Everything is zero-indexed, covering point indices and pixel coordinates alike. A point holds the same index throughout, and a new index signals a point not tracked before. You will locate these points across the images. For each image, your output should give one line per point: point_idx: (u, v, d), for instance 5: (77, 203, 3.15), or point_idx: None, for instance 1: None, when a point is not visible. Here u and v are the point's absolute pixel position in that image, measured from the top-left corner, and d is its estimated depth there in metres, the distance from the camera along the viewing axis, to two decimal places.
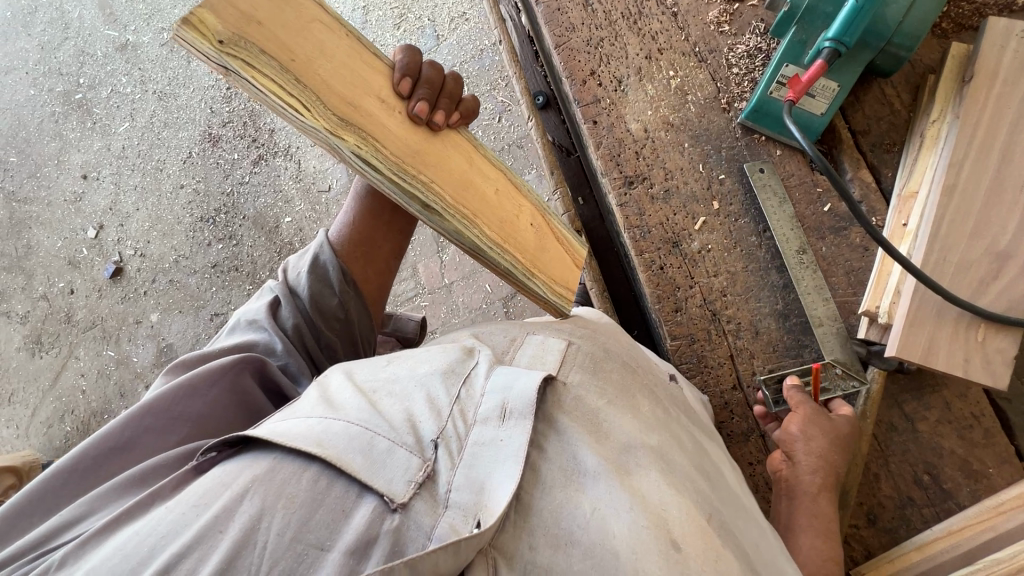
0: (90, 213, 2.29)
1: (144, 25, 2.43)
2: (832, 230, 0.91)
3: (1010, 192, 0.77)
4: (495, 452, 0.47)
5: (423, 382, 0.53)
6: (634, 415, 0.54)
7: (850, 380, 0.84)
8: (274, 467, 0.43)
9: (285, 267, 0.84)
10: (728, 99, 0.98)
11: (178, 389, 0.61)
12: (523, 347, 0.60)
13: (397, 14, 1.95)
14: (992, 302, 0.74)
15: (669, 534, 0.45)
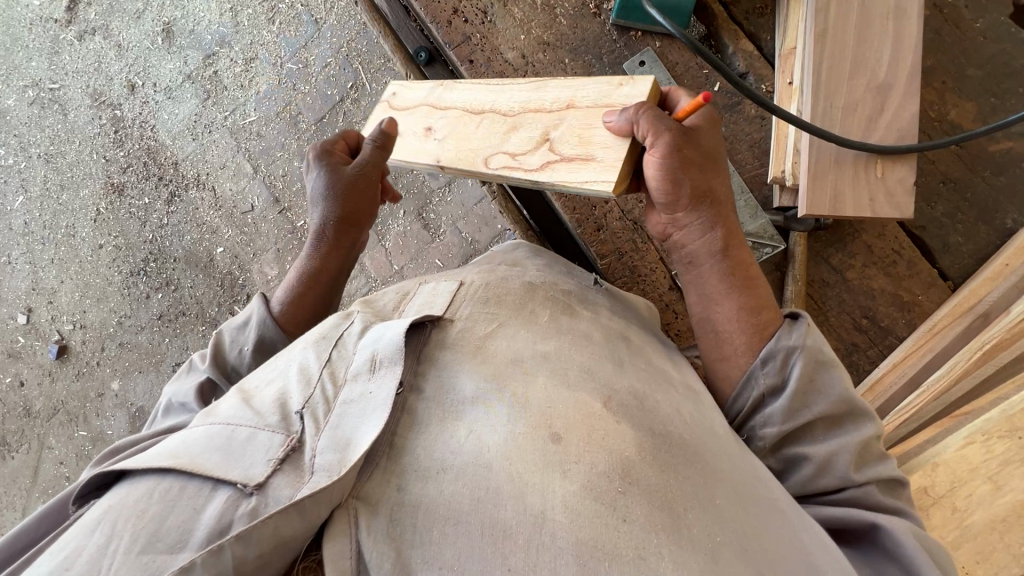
0: (14, 299, 2.16)
1: (5, 88, 2.24)
2: (727, 108, 0.90)
3: (878, 22, 0.76)
4: (363, 405, 0.47)
5: (298, 361, 0.54)
6: (531, 329, 0.57)
7: (764, 247, 0.84)
8: (128, 492, 0.41)
9: (214, 341, 0.76)
10: (596, 2, 0.94)
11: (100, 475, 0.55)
12: (416, 297, 0.63)
13: (268, 7, 1.96)
14: (882, 135, 0.75)
15: (551, 428, 0.46)
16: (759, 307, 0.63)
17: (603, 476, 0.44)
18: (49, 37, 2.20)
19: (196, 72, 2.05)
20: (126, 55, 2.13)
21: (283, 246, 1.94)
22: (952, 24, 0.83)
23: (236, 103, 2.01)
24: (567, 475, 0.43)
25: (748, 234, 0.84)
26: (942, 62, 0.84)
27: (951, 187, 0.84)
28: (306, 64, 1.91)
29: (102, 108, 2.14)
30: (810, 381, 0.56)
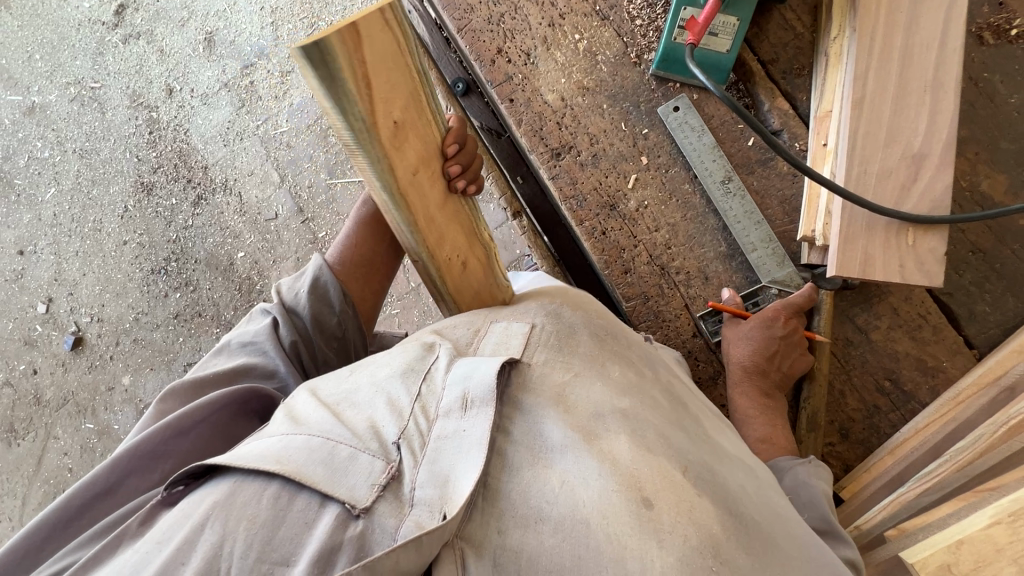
0: (36, 288, 2.20)
1: (48, 84, 2.31)
2: (760, 163, 0.91)
3: (916, 94, 0.78)
4: (457, 442, 0.48)
5: (384, 386, 0.54)
6: (604, 382, 0.56)
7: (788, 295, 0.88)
8: (234, 490, 0.44)
9: (278, 288, 0.83)
10: (637, 52, 0.97)
11: (164, 429, 0.60)
12: (489, 335, 0.61)
13: (308, 23, 2.05)
14: (915, 205, 0.76)
15: (641, 492, 0.46)
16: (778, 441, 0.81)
17: (696, 552, 0.44)
18: (95, 38, 2.28)
19: (233, 81, 2.12)
20: (167, 60, 2.20)
21: (303, 255, 1.98)
22: (986, 98, 0.85)
23: (269, 113, 2.07)
24: (664, 545, 0.44)
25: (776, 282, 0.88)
26: (976, 134, 0.85)
27: (980, 256, 0.85)
28: None
29: (140, 109, 2.21)
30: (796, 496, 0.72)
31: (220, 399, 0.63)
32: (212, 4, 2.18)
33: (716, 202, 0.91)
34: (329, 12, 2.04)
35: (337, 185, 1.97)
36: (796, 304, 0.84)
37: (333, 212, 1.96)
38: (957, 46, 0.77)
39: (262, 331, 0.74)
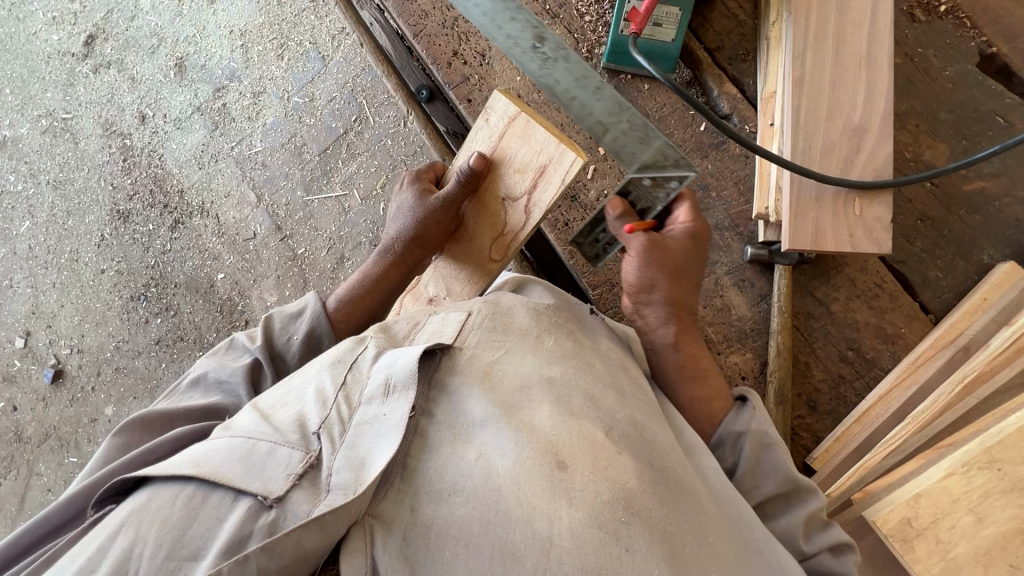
0: (13, 323, 2.18)
1: (19, 117, 2.31)
2: (712, 146, 0.94)
3: (851, 70, 0.81)
4: (377, 426, 0.49)
5: (313, 383, 0.56)
6: (536, 354, 0.59)
7: (662, 187, 0.67)
8: (150, 498, 0.44)
9: (266, 322, 0.83)
10: (588, 47, 0.99)
11: (127, 463, 0.58)
12: (425, 326, 0.64)
13: (278, 45, 2.05)
14: (861, 171, 0.79)
15: (556, 455, 0.48)
16: (722, 399, 0.69)
17: (606, 505, 0.46)
18: (66, 70, 2.29)
19: (205, 104, 2.13)
20: (139, 87, 2.21)
21: (283, 272, 1.98)
22: (923, 72, 0.88)
23: (243, 134, 2.08)
24: (573, 502, 0.45)
25: (646, 168, 0.66)
26: (915, 106, 0.88)
27: (929, 224, 0.87)
28: (311, 99, 1.99)
29: (113, 137, 2.21)
30: (756, 464, 0.63)
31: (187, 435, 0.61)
32: (180, 30, 2.19)
33: None
34: (298, 32, 2.03)
35: (314, 201, 1.97)
36: (690, 228, 0.70)
37: (311, 228, 1.96)
38: (886, 23, 0.81)
39: (237, 372, 0.72)
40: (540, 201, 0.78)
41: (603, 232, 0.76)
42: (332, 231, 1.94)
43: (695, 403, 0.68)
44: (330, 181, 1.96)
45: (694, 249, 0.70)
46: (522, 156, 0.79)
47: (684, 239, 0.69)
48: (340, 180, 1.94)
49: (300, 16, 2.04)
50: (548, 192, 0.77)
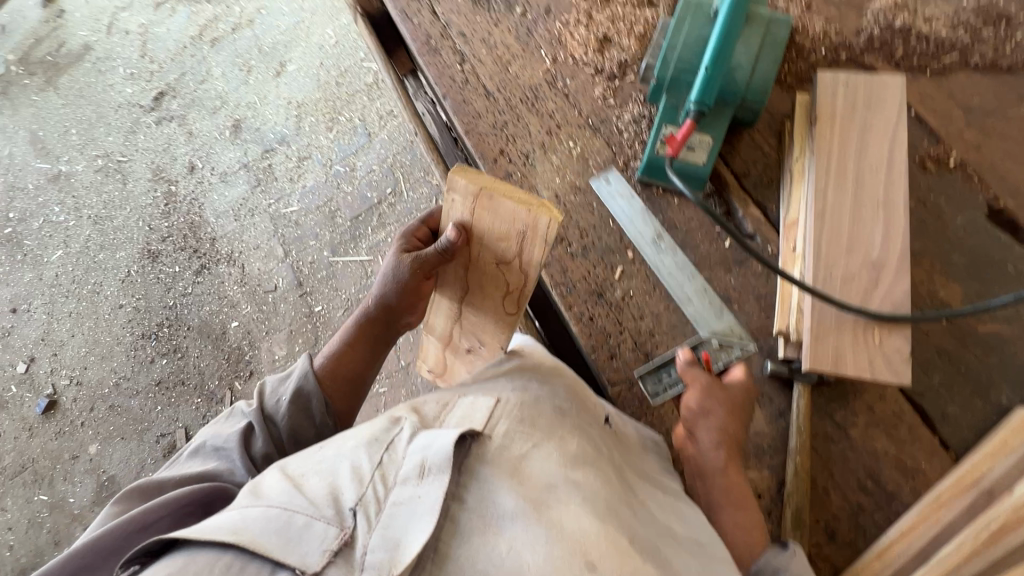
0: (72, 361, 2.50)
1: (105, 178, 2.76)
2: (736, 262, 0.99)
3: (869, 209, 0.87)
4: (412, 508, 0.52)
5: (349, 456, 0.58)
6: (561, 451, 0.60)
7: (727, 350, 0.94)
8: (189, 561, 0.47)
9: (262, 388, 0.92)
10: (624, 159, 1.08)
11: (129, 526, 0.67)
12: (454, 409, 0.65)
13: (329, 121, 2.60)
14: (879, 304, 0.83)
15: (585, 556, 0.50)
16: (760, 532, 0.79)
17: None
18: (162, 135, 2.78)
19: (253, 162, 2.62)
20: (194, 139, 2.73)
21: (296, 325, 2.34)
22: (934, 216, 0.95)
23: (283, 192, 2.55)
24: None
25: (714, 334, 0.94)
26: (929, 247, 0.94)
27: (946, 359, 0.90)
28: (352, 170, 2.50)
29: (160, 183, 2.69)
30: None
31: (186, 500, 0.70)
32: (243, 96, 2.75)
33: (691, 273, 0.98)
34: (349, 113, 2.60)
35: (338, 262, 2.39)
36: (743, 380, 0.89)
37: (332, 287, 2.36)
38: (901, 172, 0.89)
39: (230, 438, 0.80)
40: (529, 261, 0.82)
41: (666, 374, 0.95)
42: (352, 291, 2.34)
43: (739, 528, 0.79)
44: (358, 247, 2.40)
45: (749, 399, 0.88)
46: (499, 226, 0.83)
47: (743, 388, 0.89)
48: (367, 246, 2.39)
49: (353, 100, 2.62)
50: (535, 254, 0.81)
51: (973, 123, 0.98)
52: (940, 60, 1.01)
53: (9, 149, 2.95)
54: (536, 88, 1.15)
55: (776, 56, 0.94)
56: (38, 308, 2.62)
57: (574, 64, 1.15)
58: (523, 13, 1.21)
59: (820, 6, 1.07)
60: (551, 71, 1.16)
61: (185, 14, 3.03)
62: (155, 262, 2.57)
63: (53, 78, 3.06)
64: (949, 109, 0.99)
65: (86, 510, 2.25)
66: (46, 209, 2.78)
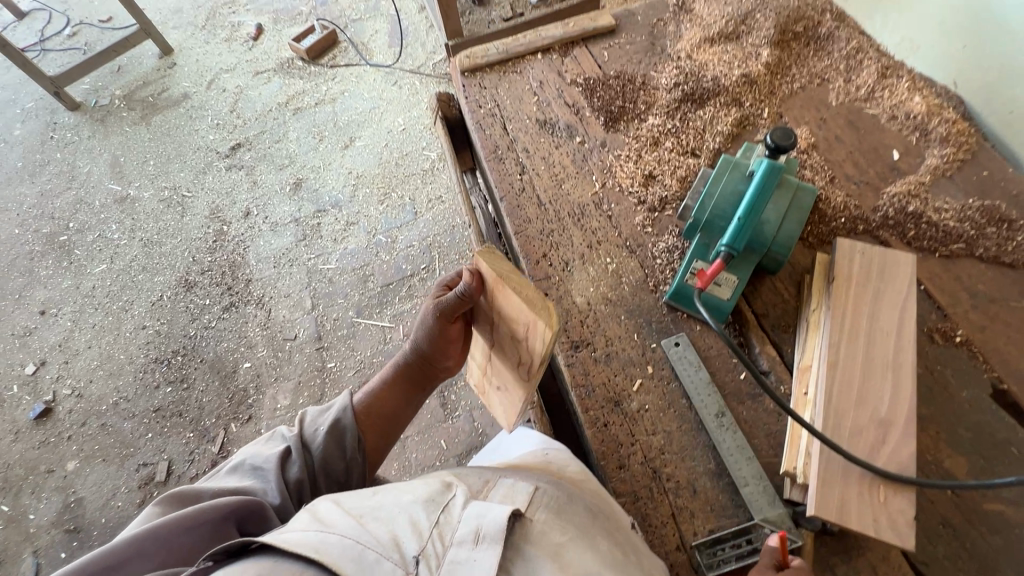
0: (80, 372, 2.53)
1: (165, 208, 2.98)
2: (749, 396, 1.04)
3: (879, 369, 0.94)
4: (468, 564, 0.67)
5: (409, 508, 0.74)
6: (591, 550, 0.72)
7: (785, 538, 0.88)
8: (283, 566, 0.64)
9: (302, 419, 1.13)
10: (655, 282, 1.18)
11: (181, 522, 0.82)
12: (497, 489, 0.80)
13: (383, 194, 2.84)
14: (885, 462, 0.86)
15: None
16: None
17: None
18: (230, 180, 3.03)
19: (304, 218, 2.83)
20: (256, 190, 2.97)
21: (305, 378, 2.38)
22: (941, 386, 1.00)
23: (324, 250, 2.71)
24: None
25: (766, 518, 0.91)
26: (935, 414, 0.98)
27: (950, 530, 0.90)
28: (393, 242, 2.68)
29: (215, 222, 2.89)
30: None
31: (226, 508, 0.86)
32: (310, 160, 3.03)
33: (705, 397, 1.03)
34: (403, 191, 2.83)
35: (361, 323, 2.48)
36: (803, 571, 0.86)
37: (348, 346, 2.43)
38: (911, 341, 0.96)
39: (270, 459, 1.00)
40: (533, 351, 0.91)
41: (722, 549, 0.90)
42: (367, 354, 2.39)
43: None
44: (381, 312, 2.50)
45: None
46: (514, 309, 0.94)
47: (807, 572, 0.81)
48: (390, 313, 2.48)
49: (408, 179, 2.87)
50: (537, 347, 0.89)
51: (978, 307, 1.07)
52: (947, 246, 1.13)
53: (90, 168, 3.24)
54: (584, 206, 1.29)
55: (801, 218, 1.06)
56: (65, 315, 2.71)
57: (620, 191, 1.30)
58: (582, 142, 1.39)
59: (841, 183, 1.23)
60: (599, 194, 1.31)
61: (278, 84, 3.44)
62: (188, 291, 2.69)
63: (149, 115, 3.43)
64: (955, 290, 1.09)
65: (42, 530, 2.16)
66: (104, 225, 2.98)
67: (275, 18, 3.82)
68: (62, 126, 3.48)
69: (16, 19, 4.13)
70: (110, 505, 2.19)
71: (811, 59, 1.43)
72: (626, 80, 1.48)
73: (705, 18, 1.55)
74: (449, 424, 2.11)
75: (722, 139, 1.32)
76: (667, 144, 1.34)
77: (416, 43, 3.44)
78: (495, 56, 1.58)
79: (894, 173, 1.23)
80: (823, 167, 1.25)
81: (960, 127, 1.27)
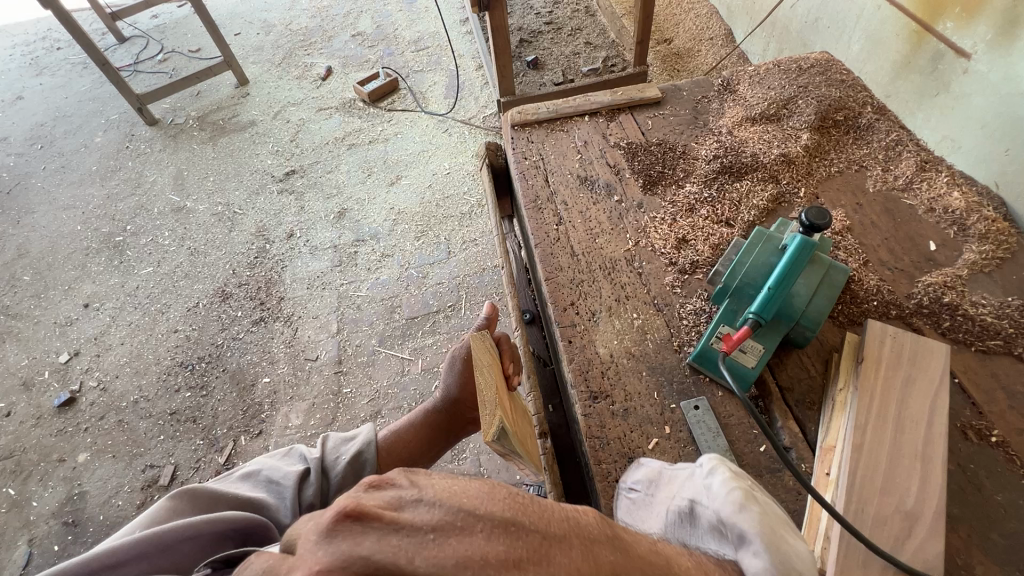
0: (109, 365, 2.62)
1: (216, 221, 3.17)
2: (768, 469, 1.00)
3: (907, 458, 0.91)
4: None
5: None
6: None
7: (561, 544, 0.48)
8: None
9: (324, 441, 1.17)
10: (679, 342, 1.18)
11: (184, 530, 0.84)
12: None
13: (420, 231, 2.95)
14: (910, 557, 0.82)
15: None
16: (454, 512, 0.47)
17: None
18: (280, 202, 3.21)
19: (342, 245, 2.95)
20: (302, 214, 3.13)
21: (319, 400, 2.40)
22: (973, 486, 0.96)
23: (357, 278, 2.80)
24: None
25: None
26: (966, 515, 0.93)
27: None
28: (424, 277, 2.75)
29: (259, 239, 3.04)
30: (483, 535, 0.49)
31: (233, 521, 0.89)
32: (357, 192, 3.20)
33: None
34: (439, 230, 2.94)
35: (382, 352, 2.52)
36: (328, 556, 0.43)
37: (366, 373, 2.45)
38: (941, 431, 0.93)
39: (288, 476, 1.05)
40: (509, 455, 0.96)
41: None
42: (383, 384, 2.41)
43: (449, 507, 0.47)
44: (403, 344, 2.53)
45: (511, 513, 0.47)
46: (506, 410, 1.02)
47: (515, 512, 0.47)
48: (411, 346, 2.52)
49: (445, 220, 2.99)
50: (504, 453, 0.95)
51: (1016, 408, 1.03)
52: (984, 341, 1.11)
53: (156, 178, 3.48)
54: (616, 261, 1.33)
55: (831, 296, 1.07)
56: (106, 310, 2.84)
57: (653, 251, 1.33)
58: (619, 201, 1.45)
59: (875, 266, 1.24)
60: (632, 251, 1.34)
61: (337, 120, 3.69)
62: (223, 301, 2.79)
63: (217, 137, 3.70)
64: (991, 386, 1.06)
65: (41, 519, 2.18)
66: (158, 231, 3.17)
67: (344, 62, 4.15)
68: (139, 138, 3.78)
69: (117, 42, 4.60)
70: (108, 502, 2.20)
71: (849, 146, 1.48)
72: (667, 148, 1.55)
73: (747, 99, 1.63)
74: (454, 466, 2.09)
75: (757, 212, 1.35)
76: (702, 212, 1.38)
77: (470, 97, 3.68)
78: (545, 114, 1.68)
79: (931, 263, 1.23)
80: (857, 249, 1.27)
81: (999, 226, 1.28)
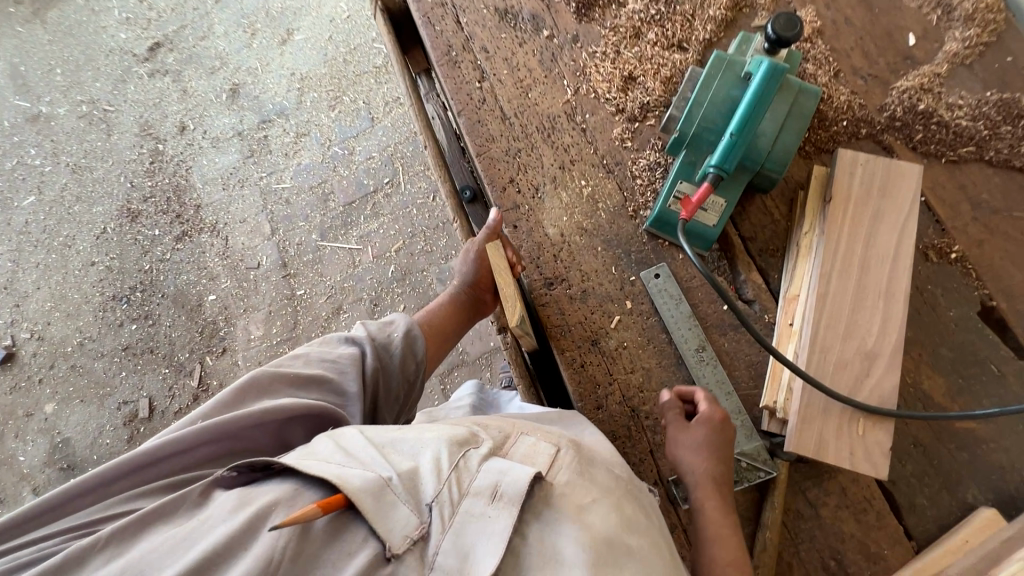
0: (35, 313, 2.40)
1: (87, 125, 2.63)
2: (731, 327, 0.98)
3: (870, 297, 0.89)
4: (484, 523, 0.62)
5: (433, 443, 0.70)
6: (620, 516, 0.68)
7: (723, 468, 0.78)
8: (299, 492, 0.64)
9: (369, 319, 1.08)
10: (635, 207, 1.06)
11: (249, 420, 0.80)
12: (519, 442, 0.74)
13: (333, 98, 2.52)
14: (867, 396, 0.84)
15: None
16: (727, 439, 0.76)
17: None
18: (155, 88, 2.65)
19: (248, 131, 2.53)
20: (188, 99, 2.62)
21: (275, 307, 2.29)
22: (929, 307, 0.96)
23: (276, 167, 2.47)
24: None
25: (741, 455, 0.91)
26: (919, 337, 0.95)
27: (921, 450, 0.91)
28: (350, 153, 2.44)
29: (148, 139, 2.58)
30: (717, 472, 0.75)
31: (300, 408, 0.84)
32: (244, 60, 2.64)
33: (685, 335, 0.98)
34: (354, 92, 2.52)
35: (326, 247, 2.34)
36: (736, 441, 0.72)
37: (317, 272, 2.31)
38: (906, 263, 0.89)
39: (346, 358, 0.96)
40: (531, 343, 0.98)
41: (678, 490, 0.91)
42: (337, 279, 2.29)
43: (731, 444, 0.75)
44: (347, 233, 2.34)
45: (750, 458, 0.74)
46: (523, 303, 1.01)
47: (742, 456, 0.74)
48: (357, 234, 2.34)
49: (359, 78, 2.54)
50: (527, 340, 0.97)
51: (980, 220, 0.99)
52: (956, 150, 1.02)
53: None
54: (554, 118, 1.12)
55: (800, 127, 0.93)
56: (3, 255, 2.50)
57: (596, 98, 1.12)
58: (550, 37, 1.18)
59: (847, 76, 1.07)
60: (571, 102, 1.13)
61: None
62: (133, 221, 2.47)
63: (41, 9, 2.88)
64: (957, 200, 1.00)
65: (36, 470, 2.19)
66: (21, 149, 2.64)
67: None
68: None
69: None
70: (96, 443, 2.20)
71: None
72: None
73: None
74: None
75: (714, 26, 1.12)
76: (650, 36, 1.13)
77: None
78: None
79: (907, 63, 1.07)
80: (828, 57, 1.08)
81: None
